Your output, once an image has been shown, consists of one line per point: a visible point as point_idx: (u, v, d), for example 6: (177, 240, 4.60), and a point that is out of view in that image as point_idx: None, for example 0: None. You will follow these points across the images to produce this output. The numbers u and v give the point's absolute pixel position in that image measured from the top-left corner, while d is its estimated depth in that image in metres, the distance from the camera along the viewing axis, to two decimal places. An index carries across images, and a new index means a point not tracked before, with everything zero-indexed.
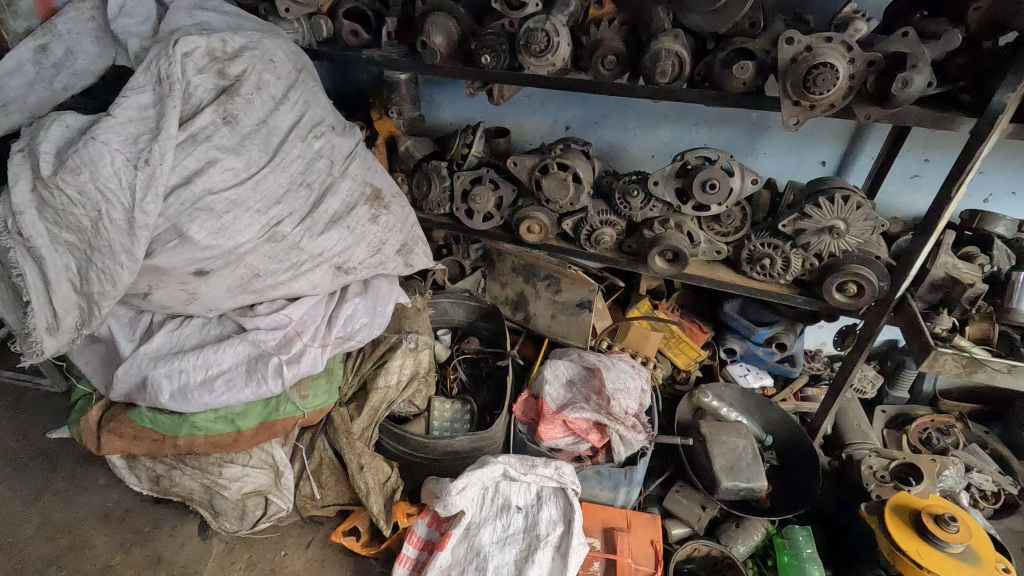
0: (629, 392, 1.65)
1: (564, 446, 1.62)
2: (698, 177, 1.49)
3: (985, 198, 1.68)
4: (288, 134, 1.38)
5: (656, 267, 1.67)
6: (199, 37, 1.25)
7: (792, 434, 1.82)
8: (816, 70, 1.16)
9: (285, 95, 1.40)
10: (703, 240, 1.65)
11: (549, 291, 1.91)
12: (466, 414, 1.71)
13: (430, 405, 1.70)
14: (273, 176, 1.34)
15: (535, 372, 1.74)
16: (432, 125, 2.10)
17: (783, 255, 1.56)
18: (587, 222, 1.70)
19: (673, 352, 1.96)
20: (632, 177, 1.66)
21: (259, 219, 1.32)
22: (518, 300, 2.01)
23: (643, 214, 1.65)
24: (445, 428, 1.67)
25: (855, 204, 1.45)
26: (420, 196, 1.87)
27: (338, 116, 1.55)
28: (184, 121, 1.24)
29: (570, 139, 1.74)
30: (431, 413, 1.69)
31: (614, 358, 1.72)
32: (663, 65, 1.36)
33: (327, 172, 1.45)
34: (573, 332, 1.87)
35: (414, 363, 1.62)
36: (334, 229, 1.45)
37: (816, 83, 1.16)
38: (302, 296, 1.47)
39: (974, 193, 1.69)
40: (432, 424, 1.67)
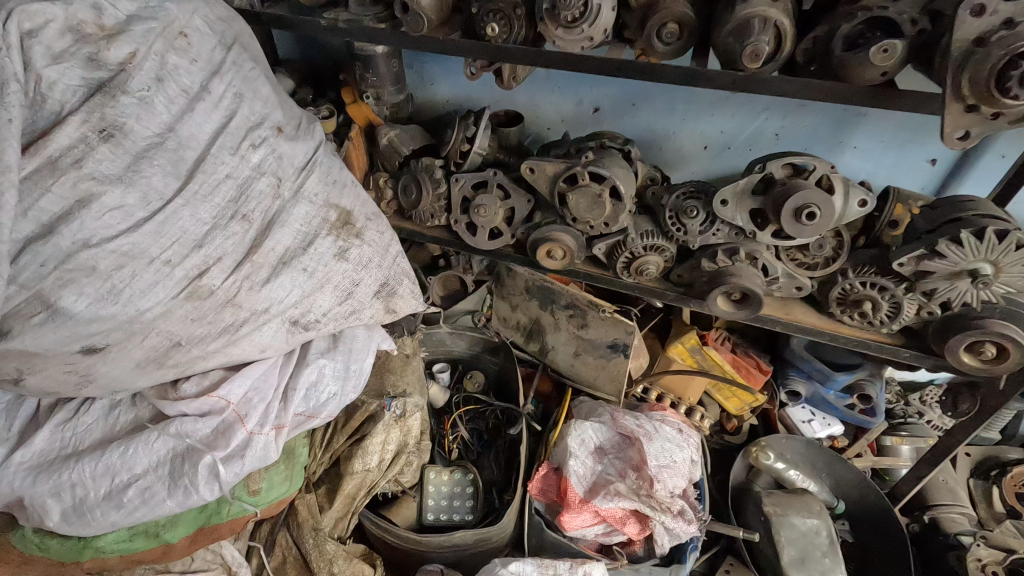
0: (676, 469, 1.29)
1: (592, 535, 1.28)
2: (791, 202, 1.07)
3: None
4: (210, 146, 0.97)
5: (717, 307, 1.28)
6: (51, 6, 0.84)
7: (873, 504, 1.48)
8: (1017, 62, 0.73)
9: (205, 86, 0.97)
10: (781, 274, 1.24)
11: (572, 323, 1.52)
12: (468, 491, 1.35)
13: (421, 479, 1.35)
14: (187, 211, 0.93)
15: (556, 436, 1.36)
16: (424, 105, 1.66)
17: (892, 300, 1.17)
18: (626, 247, 1.30)
19: (722, 396, 1.59)
20: (690, 189, 1.24)
21: (170, 274, 0.93)
22: (534, 329, 1.63)
23: (702, 240, 1.24)
24: (438, 519, 1.32)
25: (1015, 243, 1.01)
26: (408, 205, 1.47)
27: (289, 108, 1.12)
28: (37, 139, 0.83)
29: (604, 133, 1.31)
30: (424, 490, 1.34)
31: (656, 420, 1.35)
32: (755, 43, 0.92)
33: (272, 195, 1.04)
34: (602, 375, 1.50)
35: (401, 434, 1.26)
36: (285, 273, 1.05)
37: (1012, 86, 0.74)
38: (247, 363, 1.09)
39: None
40: (424, 508, 1.33)
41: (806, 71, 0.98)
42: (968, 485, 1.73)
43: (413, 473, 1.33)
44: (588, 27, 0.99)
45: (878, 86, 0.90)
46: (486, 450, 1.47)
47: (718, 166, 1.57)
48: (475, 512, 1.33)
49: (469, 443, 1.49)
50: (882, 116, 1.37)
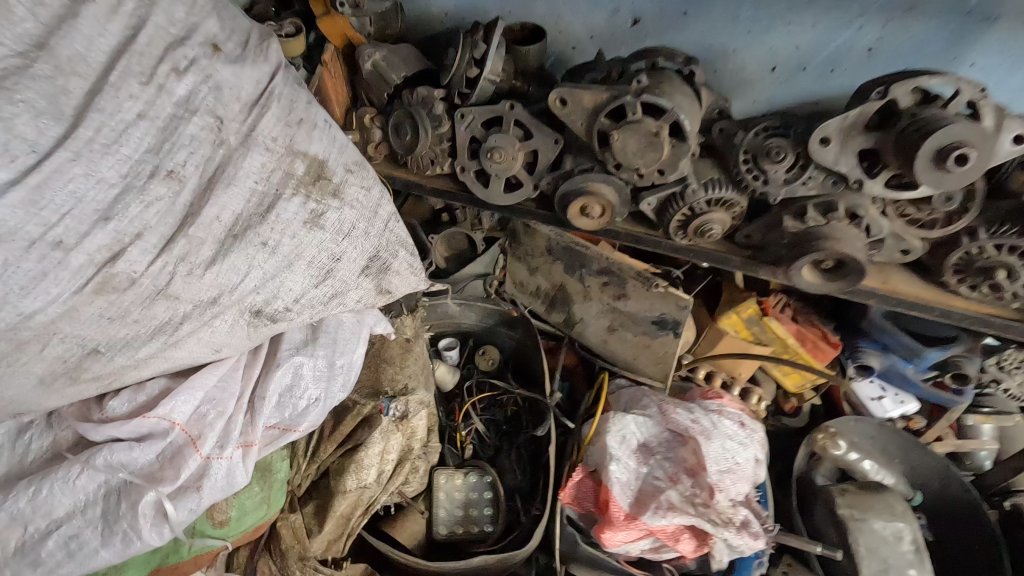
0: (739, 473, 1.06)
1: (638, 551, 1.06)
2: (937, 139, 0.78)
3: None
4: (108, 72, 0.69)
5: (801, 279, 1.00)
6: None
7: (959, 498, 1.26)
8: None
9: None
10: (886, 234, 0.97)
11: (607, 293, 1.25)
12: (484, 500, 1.13)
13: (429, 487, 1.13)
14: (77, 167, 0.66)
15: (591, 433, 1.13)
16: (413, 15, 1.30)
17: None
18: (685, 201, 1.01)
19: (781, 373, 1.36)
20: (770, 126, 0.95)
21: (62, 257, 0.67)
22: (558, 297, 1.36)
23: (787, 192, 0.95)
24: (451, 534, 1.11)
25: None
26: (401, 149, 1.18)
27: (230, 19, 0.81)
28: None
29: (656, 50, 0.99)
30: (432, 499, 1.12)
31: (714, 414, 1.11)
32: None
33: (209, 142, 0.75)
34: (642, 356, 1.24)
35: (402, 440, 1.02)
36: (235, 250, 0.78)
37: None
38: (197, 369, 0.83)
39: None
40: (433, 522, 1.11)
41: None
42: None
43: (419, 479, 1.10)
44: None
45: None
46: (505, 446, 1.23)
47: None
48: (496, 525, 1.11)
49: (486, 437, 1.23)
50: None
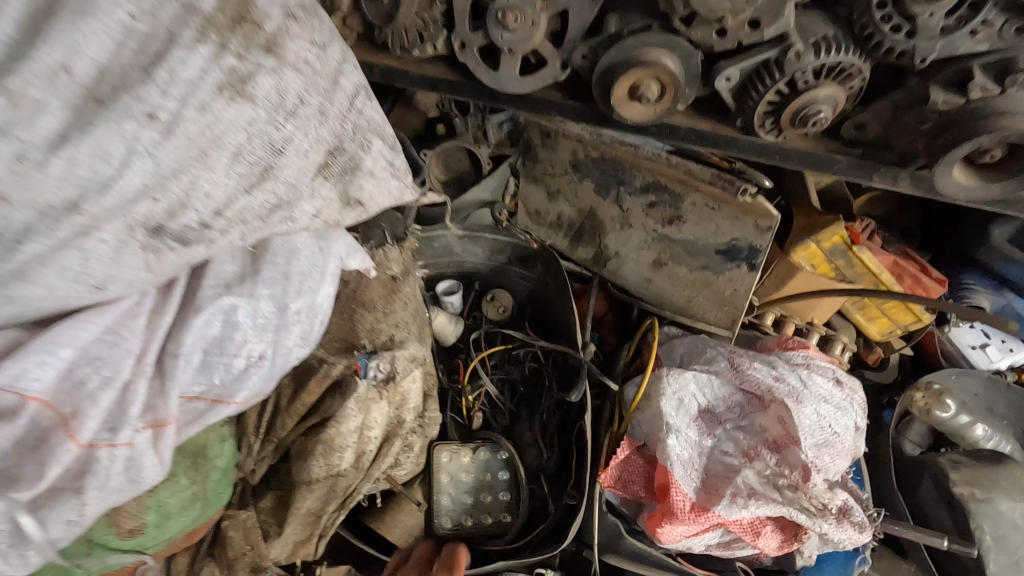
0: (839, 446, 0.80)
1: (703, 547, 0.81)
2: None
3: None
4: None
5: (952, 182, 0.72)
6: None
7: None
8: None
9: None
10: None
11: (653, 217, 0.96)
12: (499, 484, 0.87)
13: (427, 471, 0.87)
14: None
15: (637, 397, 0.86)
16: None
17: None
18: (783, 73, 0.70)
19: (865, 317, 1.09)
20: None
21: None
22: (586, 227, 1.07)
23: (941, 50, 0.65)
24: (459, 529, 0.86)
25: None
26: (378, 19, 0.86)
27: None
28: None
29: None
30: (432, 487, 0.86)
31: (802, 368, 0.84)
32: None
33: None
34: (700, 297, 0.96)
35: (389, 411, 0.76)
36: (99, 123, 0.48)
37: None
38: (70, 313, 0.55)
39: None
40: (436, 515, 0.86)
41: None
42: None
43: (413, 460, 0.83)
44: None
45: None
46: (523, 414, 0.96)
47: None
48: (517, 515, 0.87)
49: (499, 403, 0.97)
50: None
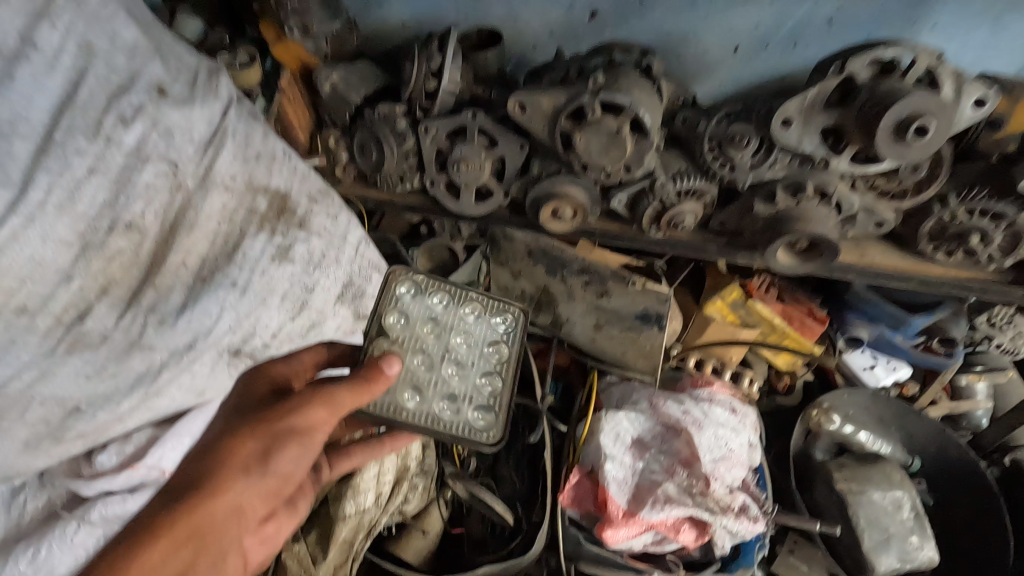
0: (734, 458, 1.08)
1: (641, 546, 1.07)
2: (893, 114, 0.76)
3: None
4: (53, 130, 0.65)
5: (776, 261, 1.01)
6: None
7: (955, 460, 1.29)
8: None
9: (29, 41, 0.65)
10: (857, 209, 0.95)
11: (590, 292, 1.25)
12: (424, 355, 1.05)
13: (412, 417, 0.98)
14: (33, 231, 0.63)
15: (585, 433, 1.13)
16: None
17: (1008, 230, 0.90)
18: (654, 196, 1.00)
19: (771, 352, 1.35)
20: (731, 113, 0.95)
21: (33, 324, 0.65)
22: (543, 300, 1.32)
23: (756, 176, 0.94)
24: (491, 399, 1.03)
25: None
26: (368, 168, 1.17)
27: (177, 61, 0.80)
28: None
29: (611, 48, 0.96)
30: (431, 418, 0.99)
31: (704, 403, 1.12)
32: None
33: (168, 187, 0.74)
34: (631, 351, 1.24)
35: (399, 459, 1.09)
36: (207, 293, 0.78)
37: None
38: (180, 415, 0.83)
39: None
40: (468, 425, 1.00)
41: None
42: None
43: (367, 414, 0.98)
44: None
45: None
46: (503, 453, 1.24)
47: (752, 72, 1.22)
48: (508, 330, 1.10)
49: (481, 447, 1.23)
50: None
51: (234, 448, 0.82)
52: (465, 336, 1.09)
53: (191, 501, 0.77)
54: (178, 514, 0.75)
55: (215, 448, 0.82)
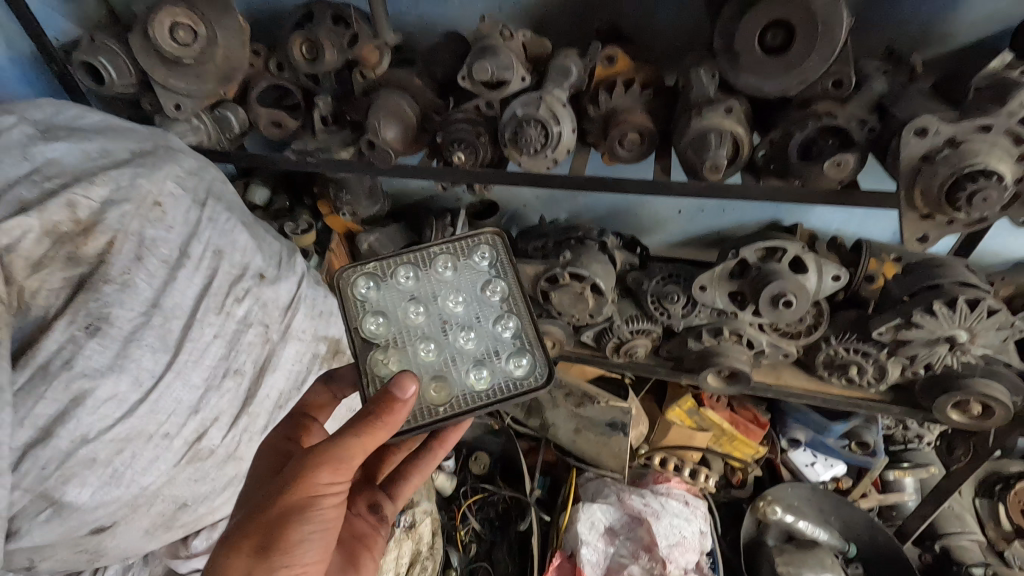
0: (687, 544, 1.32)
1: None
2: (768, 290, 1.09)
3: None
4: (196, 310, 0.98)
5: (707, 382, 1.31)
6: (26, 216, 0.84)
7: (881, 546, 1.53)
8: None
9: (185, 252, 1.00)
10: (765, 345, 1.26)
11: (570, 401, 1.51)
12: (429, 340, 0.87)
13: (451, 406, 0.82)
14: (180, 380, 0.94)
15: (566, 522, 1.38)
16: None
17: (876, 364, 1.20)
18: (613, 333, 1.32)
19: (724, 450, 1.61)
20: (668, 274, 1.27)
21: (171, 444, 0.94)
22: (533, 406, 1.60)
23: (687, 321, 1.26)
24: (516, 337, 0.87)
25: (986, 311, 1.04)
26: None
27: (270, 248, 1.15)
28: (24, 348, 0.83)
29: (579, 227, 1.32)
30: (469, 398, 0.83)
31: (662, 497, 1.38)
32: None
33: (262, 342, 1.07)
34: (604, 452, 1.50)
35: (413, 543, 1.35)
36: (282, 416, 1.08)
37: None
38: None
39: None
40: (509, 380, 0.84)
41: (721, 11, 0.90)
42: (974, 506, 1.73)
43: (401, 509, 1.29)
44: (546, 102, 0.98)
45: (781, 58, 0.88)
46: (498, 539, 1.51)
47: (693, 227, 1.56)
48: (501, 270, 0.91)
49: (480, 534, 1.53)
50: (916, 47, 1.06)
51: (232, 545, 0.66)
52: (462, 293, 0.90)
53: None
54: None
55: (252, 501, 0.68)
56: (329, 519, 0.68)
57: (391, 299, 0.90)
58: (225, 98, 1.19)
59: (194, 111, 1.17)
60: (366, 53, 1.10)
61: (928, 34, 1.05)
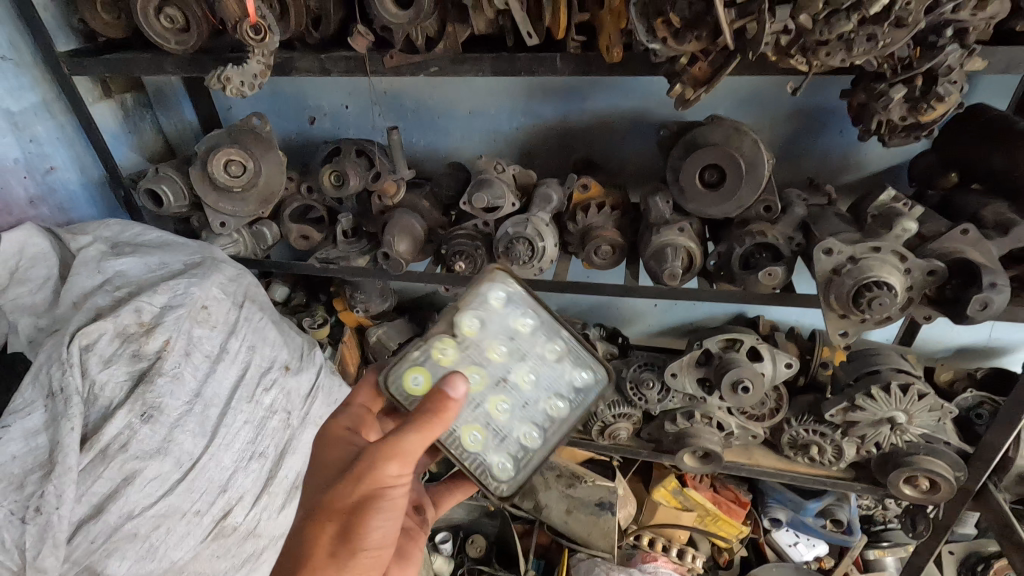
0: None
1: None
2: (728, 377, 1.26)
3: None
4: (231, 398, 1.13)
5: (684, 462, 1.43)
6: (103, 321, 1.01)
7: None
8: (887, 82, 0.75)
9: (224, 348, 1.16)
10: (734, 427, 1.40)
11: (561, 482, 1.61)
12: (483, 384, 0.95)
13: None
14: (214, 461, 1.07)
15: None
16: (283, 145, 1.60)
17: (834, 443, 1.34)
18: (597, 417, 1.46)
19: (710, 530, 1.67)
20: (645, 363, 1.43)
21: (201, 521, 1.04)
22: (527, 488, 1.70)
23: (662, 406, 1.41)
24: (523, 452, 0.93)
25: (917, 394, 1.20)
26: None
27: (293, 343, 1.31)
28: (89, 434, 0.96)
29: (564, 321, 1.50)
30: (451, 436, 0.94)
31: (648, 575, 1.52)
32: (671, 15, 0.71)
33: (284, 428, 1.20)
34: (595, 531, 1.59)
35: None
36: (297, 496, 1.19)
37: (884, 108, 0.75)
38: None
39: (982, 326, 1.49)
40: (485, 467, 0.93)
41: (671, 156, 1.15)
42: None
43: None
44: (534, 224, 1.19)
45: (720, 190, 1.11)
46: None
47: (669, 318, 1.73)
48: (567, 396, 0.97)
49: None
50: (833, 174, 1.31)
51: (309, 531, 0.79)
52: (537, 375, 0.97)
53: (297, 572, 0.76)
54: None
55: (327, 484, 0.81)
56: (398, 505, 0.80)
57: (498, 324, 0.96)
58: (262, 217, 1.41)
59: (235, 227, 1.38)
60: (387, 184, 1.30)
61: (843, 164, 1.29)
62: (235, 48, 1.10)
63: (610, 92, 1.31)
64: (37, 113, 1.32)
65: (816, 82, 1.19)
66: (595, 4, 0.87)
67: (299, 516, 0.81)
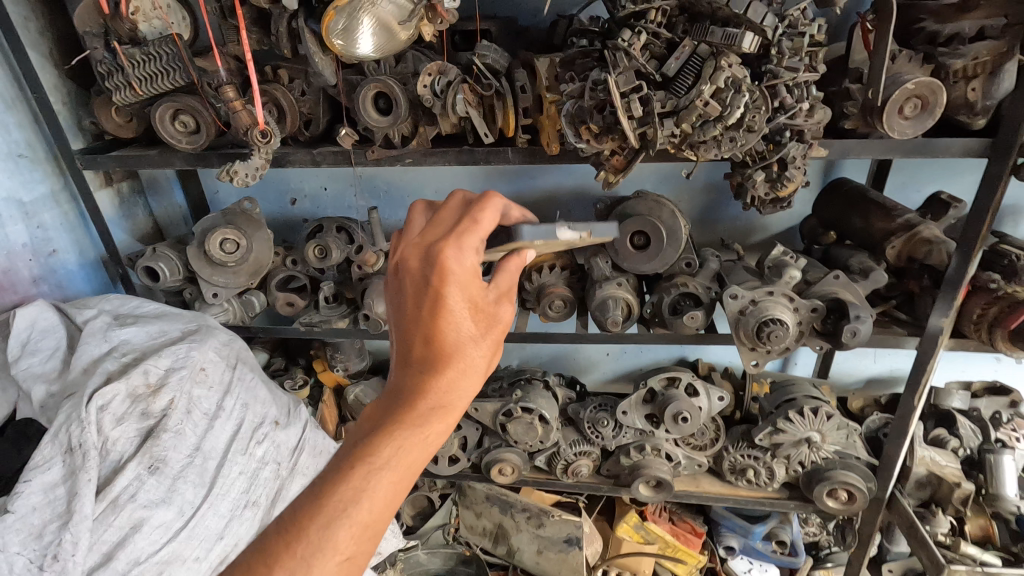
0: None
1: None
2: (670, 410, 1.45)
3: (994, 367, 1.64)
4: (227, 450, 1.24)
5: (639, 492, 1.59)
6: (117, 383, 1.14)
7: None
8: (752, 169, 1.01)
9: (220, 405, 1.28)
10: (681, 457, 1.59)
11: (531, 523, 1.73)
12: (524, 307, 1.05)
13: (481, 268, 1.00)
14: (211, 511, 1.16)
15: None
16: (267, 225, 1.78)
17: (767, 465, 1.52)
18: (560, 455, 1.61)
19: (670, 563, 1.79)
20: (599, 404, 1.61)
21: (201, 567, 1.12)
22: (499, 533, 1.80)
23: (616, 441, 1.58)
24: None
25: (826, 415, 1.43)
26: None
27: (280, 402, 1.44)
28: (101, 487, 1.07)
29: (529, 369, 1.69)
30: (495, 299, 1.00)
31: None
32: (591, 124, 0.96)
33: (274, 479, 1.30)
34: (564, 568, 1.71)
35: None
36: None
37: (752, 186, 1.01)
38: None
39: (875, 358, 1.76)
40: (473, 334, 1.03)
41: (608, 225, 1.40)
42: None
43: None
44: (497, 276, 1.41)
45: (647, 250, 1.34)
46: None
47: (620, 366, 1.93)
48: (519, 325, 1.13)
49: None
50: (743, 236, 1.58)
51: (459, 359, 0.80)
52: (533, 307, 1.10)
53: (435, 400, 0.78)
54: (428, 404, 0.78)
55: (478, 314, 0.82)
56: None
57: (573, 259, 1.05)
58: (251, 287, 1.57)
59: (226, 298, 1.53)
60: (368, 255, 1.46)
61: (748, 227, 1.56)
62: (236, 145, 1.31)
63: (555, 173, 1.57)
64: (46, 203, 1.47)
65: (707, 163, 1.49)
66: (535, 112, 1.12)
67: (442, 342, 0.79)
